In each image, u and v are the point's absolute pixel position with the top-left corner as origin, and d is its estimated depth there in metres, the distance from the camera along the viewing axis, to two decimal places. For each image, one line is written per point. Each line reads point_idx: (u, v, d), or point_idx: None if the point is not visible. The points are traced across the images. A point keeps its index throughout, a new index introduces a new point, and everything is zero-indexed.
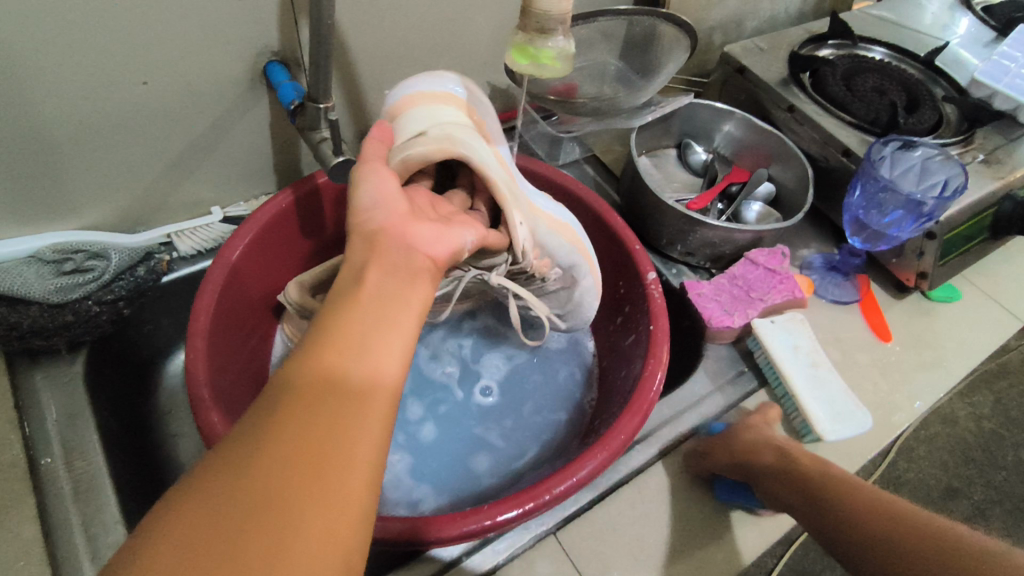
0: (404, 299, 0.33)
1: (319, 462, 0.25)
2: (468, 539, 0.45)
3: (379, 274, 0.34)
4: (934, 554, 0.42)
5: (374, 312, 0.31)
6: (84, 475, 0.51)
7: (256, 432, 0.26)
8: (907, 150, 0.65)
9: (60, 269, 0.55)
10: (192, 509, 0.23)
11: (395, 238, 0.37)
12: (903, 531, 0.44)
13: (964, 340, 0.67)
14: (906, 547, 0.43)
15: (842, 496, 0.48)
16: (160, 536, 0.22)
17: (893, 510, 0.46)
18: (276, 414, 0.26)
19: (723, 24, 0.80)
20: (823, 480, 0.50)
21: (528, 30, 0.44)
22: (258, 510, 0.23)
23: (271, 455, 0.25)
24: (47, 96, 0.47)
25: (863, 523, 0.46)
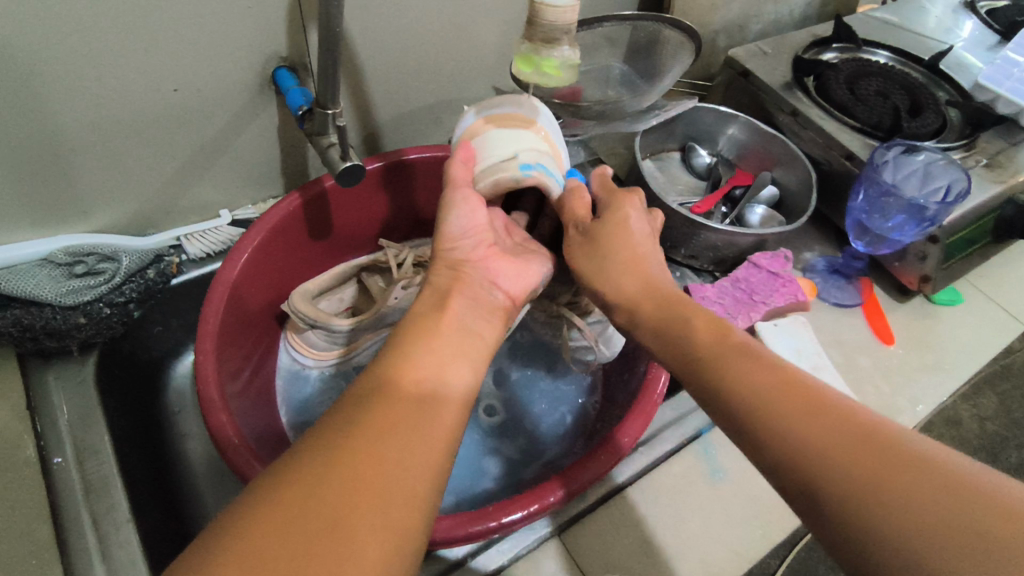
0: (476, 332, 0.39)
1: (390, 460, 0.29)
2: (475, 540, 0.46)
3: (454, 308, 0.39)
4: (887, 480, 0.29)
5: (448, 341, 0.37)
6: (96, 475, 0.52)
7: (335, 441, 0.29)
8: (910, 154, 0.66)
9: (72, 272, 0.55)
10: (274, 507, 0.26)
11: (479, 272, 0.44)
12: (841, 437, 0.31)
13: (965, 343, 0.68)
14: (851, 463, 0.30)
15: (757, 374, 0.36)
16: (242, 530, 0.26)
17: (828, 403, 0.33)
18: (353, 427, 0.30)
19: (727, 27, 0.80)
20: (733, 358, 0.37)
21: (534, 40, 0.45)
22: (328, 519, 0.26)
23: (352, 452, 0.29)
24: (59, 100, 0.48)
25: (785, 421, 0.33)
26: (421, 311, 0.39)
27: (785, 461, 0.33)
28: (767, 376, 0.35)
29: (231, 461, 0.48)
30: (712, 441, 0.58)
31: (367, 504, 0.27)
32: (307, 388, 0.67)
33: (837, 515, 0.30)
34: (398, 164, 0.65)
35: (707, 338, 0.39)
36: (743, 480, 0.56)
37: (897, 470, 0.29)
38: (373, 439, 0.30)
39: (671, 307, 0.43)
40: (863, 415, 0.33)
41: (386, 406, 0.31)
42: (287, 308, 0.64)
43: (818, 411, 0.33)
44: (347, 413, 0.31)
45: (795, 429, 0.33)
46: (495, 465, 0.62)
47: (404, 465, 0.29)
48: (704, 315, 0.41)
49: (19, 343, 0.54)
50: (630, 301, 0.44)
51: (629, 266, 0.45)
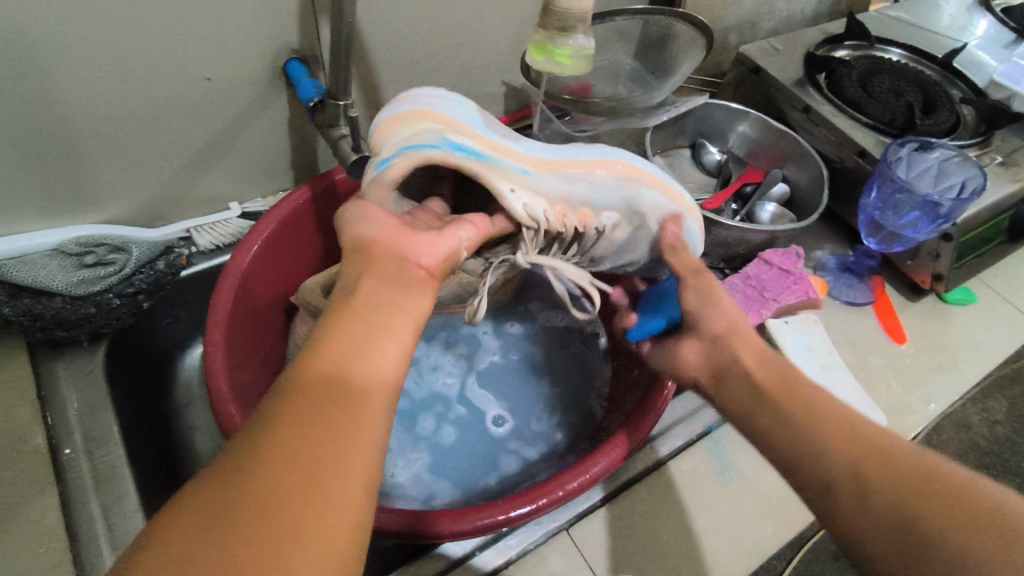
0: (402, 304, 0.32)
1: (317, 463, 0.25)
2: (483, 533, 0.46)
3: (395, 284, 0.34)
4: (947, 523, 0.29)
5: (377, 320, 0.31)
6: (105, 465, 0.52)
7: (259, 442, 0.25)
8: (925, 151, 0.65)
9: (83, 262, 0.56)
10: (190, 523, 0.23)
11: (384, 250, 0.36)
12: (900, 469, 0.32)
13: (979, 342, 0.67)
14: (907, 510, 0.30)
15: (814, 429, 0.36)
16: (151, 552, 0.22)
17: (882, 448, 0.33)
18: (283, 420, 0.26)
19: (739, 23, 0.80)
20: (790, 400, 0.38)
21: (549, 28, 0.44)
22: (255, 534, 0.23)
23: (264, 465, 0.24)
24: (74, 91, 0.48)
25: (843, 472, 0.33)
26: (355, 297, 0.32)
27: (843, 512, 0.32)
28: (825, 420, 0.36)
29: None
30: (721, 438, 0.58)
31: (299, 513, 0.24)
32: None
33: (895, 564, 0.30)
34: None
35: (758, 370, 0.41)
36: (753, 478, 0.56)
37: (960, 514, 0.29)
38: (303, 440, 0.25)
39: (731, 341, 0.43)
40: (927, 460, 0.32)
41: (314, 393, 0.27)
42: (296, 300, 0.63)
43: (877, 459, 0.33)
44: (271, 405, 0.27)
45: (844, 476, 0.33)
46: (504, 462, 0.61)
47: (339, 466, 0.25)
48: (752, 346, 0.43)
49: (28, 332, 0.54)
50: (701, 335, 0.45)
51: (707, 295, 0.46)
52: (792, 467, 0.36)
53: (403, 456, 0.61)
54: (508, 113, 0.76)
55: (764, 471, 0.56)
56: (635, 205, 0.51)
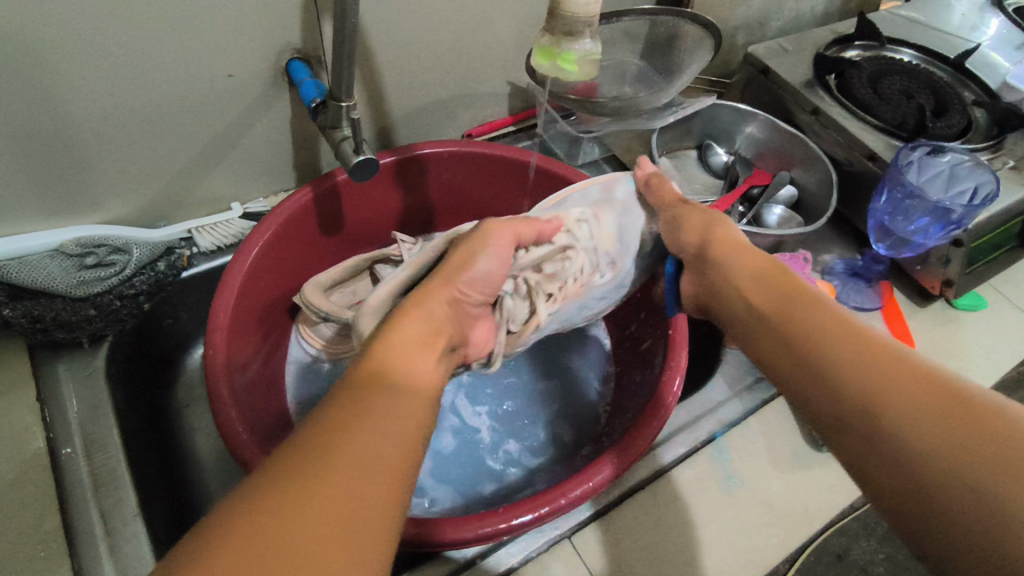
0: (431, 345, 0.38)
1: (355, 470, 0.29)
2: (483, 542, 0.46)
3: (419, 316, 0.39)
4: (964, 443, 0.30)
5: (420, 353, 0.37)
6: (106, 468, 0.51)
7: (322, 444, 0.29)
8: (936, 155, 0.64)
9: (83, 263, 0.55)
10: (264, 516, 0.26)
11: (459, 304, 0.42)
12: (918, 400, 0.32)
13: (989, 348, 0.66)
14: (926, 427, 0.31)
15: (831, 348, 0.36)
16: (224, 540, 0.26)
17: (900, 368, 0.34)
18: (340, 423, 0.31)
19: (747, 23, 0.79)
20: (804, 321, 0.38)
21: (555, 33, 0.43)
22: (318, 524, 0.27)
23: (316, 470, 0.28)
24: (75, 90, 0.48)
25: (858, 389, 0.34)
26: (411, 336, 0.37)
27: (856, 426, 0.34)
28: (835, 339, 0.36)
29: (240, 456, 0.47)
30: (726, 445, 0.57)
31: (349, 515, 0.28)
32: (317, 385, 0.66)
33: (906, 475, 0.31)
34: (412, 159, 0.65)
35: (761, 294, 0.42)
36: (759, 485, 0.55)
37: (975, 436, 0.30)
38: (358, 448, 0.30)
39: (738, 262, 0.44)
40: (935, 376, 0.33)
41: (364, 405, 0.32)
42: (297, 301, 0.63)
43: (895, 377, 0.33)
44: (329, 416, 0.31)
45: (861, 392, 0.34)
46: (505, 468, 0.61)
47: (380, 473, 0.30)
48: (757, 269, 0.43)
49: (28, 334, 0.53)
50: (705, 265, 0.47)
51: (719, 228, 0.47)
52: (805, 386, 0.37)
53: None
54: (512, 114, 0.75)
55: (771, 478, 0.55)
56: (604, 193, 0.57)
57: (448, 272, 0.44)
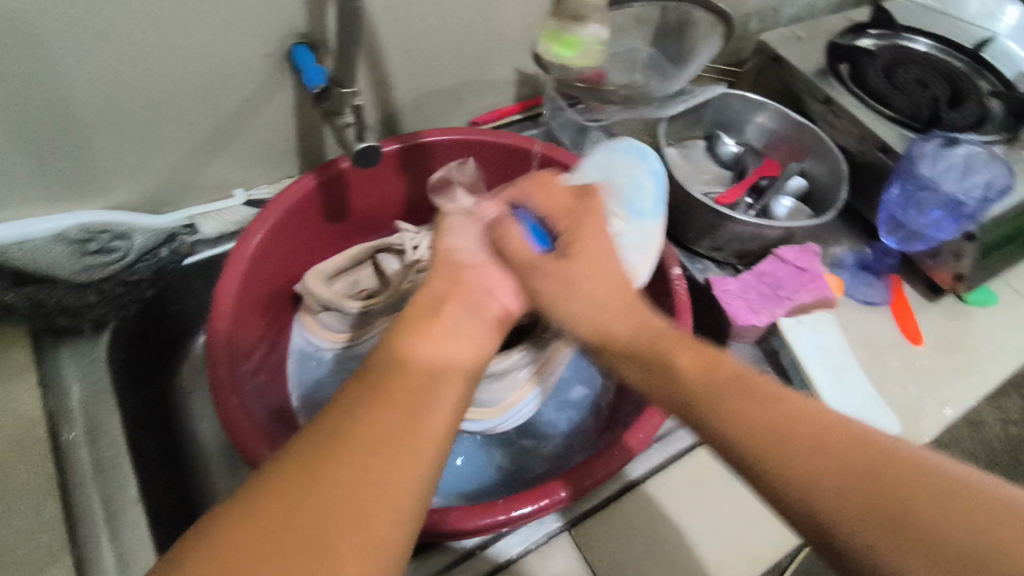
0: (437, 312, 0.38)
1: (363, 471, 0.28)
2: (483, 533, 0.46)
3: (454, 308, 0.39)
4: (948, 543, 0.28)
5: (438, 328, 0.37)
6: (107, 453, 0.50)
7: (325, 451, 0.29)
8: (952, 146, 0.62)
9: (86, 249, 0.54)
10: (275, 494, 0.27)
11: (478, 278, 0.42)
12: (896, 486, 0.29)
13: (1000, 345, 0.65)
14: (911, 524, 0.28)
15: (787, 443, 0.32)
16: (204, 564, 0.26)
17: (870, 473, 0.30)
18: (361, 407, 0.31)
19: (759, 11, 0.78)
20: (727, 393, 0.35)
21: (563, 17, 0.43)
22: (322, 510, 0.27)
23: (323, 475, 0.28)
24: (79, 75, 0.47)
25: (837, 498, 0.30)
26: (415, 311, 0.38)
27: (833, 531, 0.30)
28: (783, 429, 0.33)
29: (239, 443, 0.47)
30: None
31: (360, 504, 0.28)
32: (318, 371, 0.64)
33: (867, 562, 0.29)
34: (416, 147, 0.64)
35: (695, 371, 0.36)
36: None
37: (971, 521, 0.28)
38: (372, 432, 0.30)
39: (679, 348, 0.38)
40: (914, 462, 0.30)
41: (383, 395, 0.31)
42: (301, 289, 0.62)
43: (859, 470, 0.30)
44: (347, 403, 0.31)
45: (845, 494, 0.30)
46: (502, 457, 0.61)
47: (393, 466, 0.29)
48: (688, 340, 0.38)
49: (32, 320, 0.54)
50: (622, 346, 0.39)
51: (609, 302, 0.41)
52: (764, 467, 0.32)
53: None
54: (518, 101, 0.74)
55: None
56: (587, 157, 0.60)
57: (441, 252, 0.44)
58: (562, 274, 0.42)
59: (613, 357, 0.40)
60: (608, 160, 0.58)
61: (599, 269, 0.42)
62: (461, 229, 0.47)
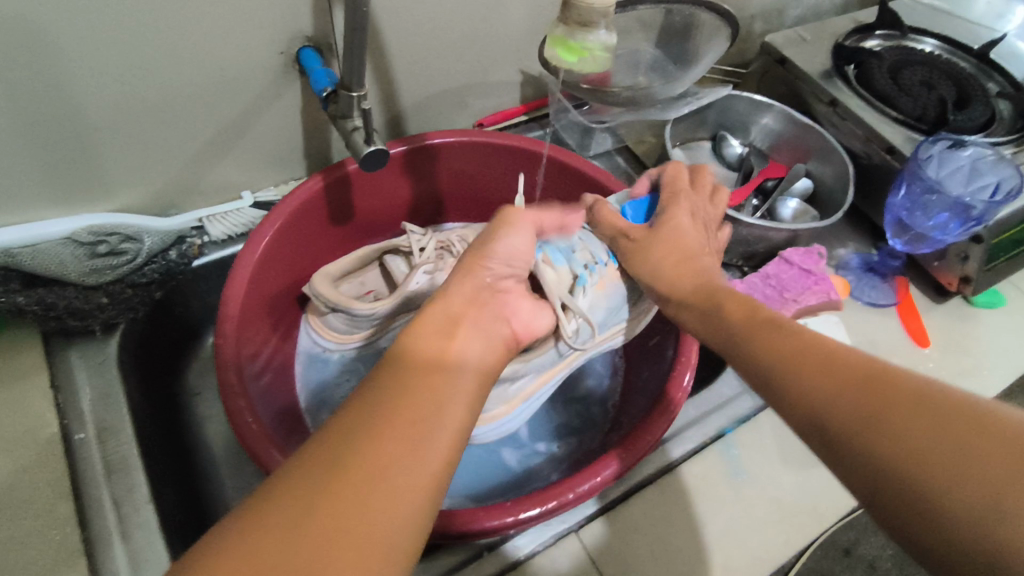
0: (454, 331, 0.37)
1: (379, 468, 0.29)
2: (490, 534, 0.46)
3: (467, 323, 0.38)
4: (959, 463, 0.27)
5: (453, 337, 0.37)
6: (118, 454, 0.51)
7: (345, 446, 0.29)
8: (957, 149, 0.62)
9: (95, 252, 0.55)
10: (302, 490, 0.28)
11: (495, 300, 0.42)
12: (902, 398, 0.30)
13: (1007, 346, 0.65)
14: (914, 432, 0.28)
15: (817, 359, 0.33)
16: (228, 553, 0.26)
17: (871, 378, 0.31)
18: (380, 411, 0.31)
19: (765, 12, 0.78)
20: (759, 331, 0.37)
21: (570, 23, 0.43)
22: (328, 531, 0.27)
23: (341, 471, 0.28)
24: (90, 79, 0.48)
25: (841, 397, 0.31)
26: (436, 319, 0.38)
27: (843, 445, 0.31)
28: (794, 354, 0.34)
29: (248, 446, 0.48)
30: (736, 441, 0.57)
31: (367, 523, 0.27)
32: (326, 371, 0.65)
33: (869, 472, 0.29)
34: (422, 149, 0.64)
35: (738, 312, 0.39)
36: (768, 482, 0.54)
37: (975, 434, 0.27)
38: (368, 464, 0.29)
39: (728, 301, 0.41)
40: (923, 384, 0.30)
41: (399, 399, 0.31)
42: (306, 291, 0.62)
43: (869, 390, 0.31)
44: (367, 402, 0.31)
45: (853, 406, 0.31)
46: (507, 457, 0.61)
47: (392, 490, 0.28)
48: (737, 298, 0.40)
49: (42, 322, 0.54)
50: (690, 304, 0.43)
51: (678, 266, 0.46)
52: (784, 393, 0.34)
53: None
54: (524, 103, 0.75)
55: (780, 474, 0.55)
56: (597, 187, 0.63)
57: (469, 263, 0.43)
58: (661, 240, 0.48)
59: (678, 308, 0.44)
60: (619, 184, 0.62)
61: (671, 241, 0.48)
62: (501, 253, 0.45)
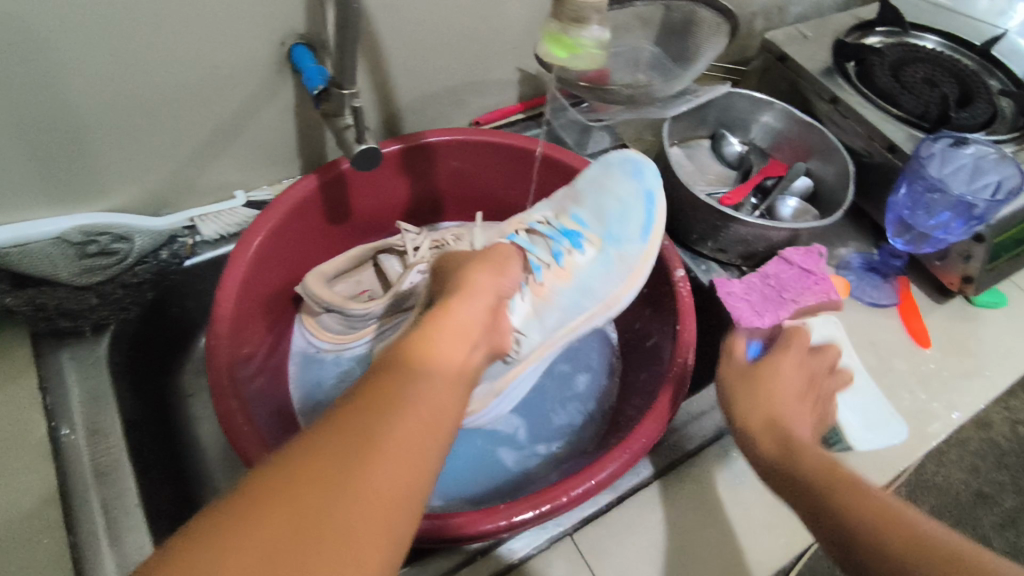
0: (461, 338, 0.39)
1: (394, 451, 0.29)
2: (485, 538, 0.46)
3: (467, 337, 0.39)
4: None
5: (455, 342, 0.38)
6: (107, 457, 0.50)
7: (359, 429, 0.29)
8: (959, 147, 0.61)
9: (85, 252, 0.55)
10: (292, 484, 0.27)
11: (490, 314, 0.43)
12: (892, 513, 0.32)
13: (1009, 347, 0.64)
14: (895, 542, 0.31)
15: (850, 497, 0.34)
16: (234, 525, 0.25)
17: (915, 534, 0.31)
18: (371, 413, 0.30)
19: (765, 9, 0.77)
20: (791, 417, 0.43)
21: (563, 19, 0.42)
22: (338, 511, 0.26)
23: (354, 457, 0.28)
24: (78, 79, 0.47)
25: (842, 490, 0.35)
26: (444, 325, 0.39)
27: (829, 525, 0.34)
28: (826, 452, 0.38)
29: (240, 449, 0.47)
30: None
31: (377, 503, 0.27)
32: (320, 372, 0.64)
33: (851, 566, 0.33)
34: (417, 147, 0.63)
35: (786, 389, 0.46)
36: None
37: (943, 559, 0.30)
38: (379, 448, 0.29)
39: (806, 451, 0.39)
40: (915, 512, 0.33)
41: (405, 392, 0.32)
42: (299, 290, 0.62)
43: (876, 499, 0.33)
44: (360, 405, 0.31)
45: (852, 500, 0.34)
46: (503, 455, 0.61)
47: (403, 479, 0.29)
48: (785, 378, 0.46)
49: (32, 323, 0.53)
50: (754, 435, 0.43)
51: (780, 401, 0.44)
52: (788, 465, 0.39)
53: None
54: (521, 101, 0.74)
55: None
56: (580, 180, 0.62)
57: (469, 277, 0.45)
58: (760, 380, 0.46)
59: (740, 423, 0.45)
60: (601, 177, 0.61)
61: (767, 399, 0.45)
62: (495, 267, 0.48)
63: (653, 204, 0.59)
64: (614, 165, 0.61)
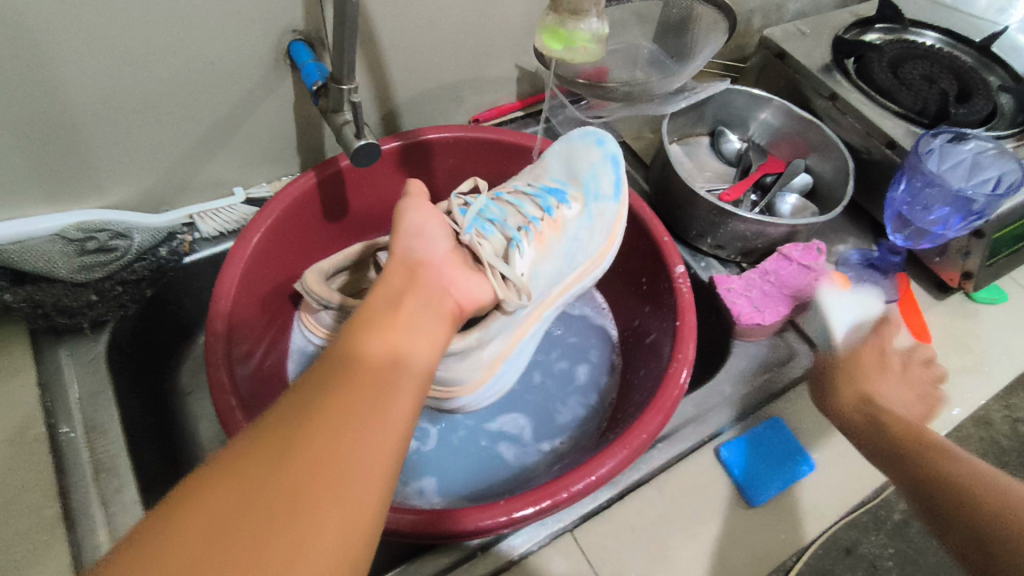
0: (398, 303, 0.39)
1: (350, 425, 0.30)
2: (484, 534, 0.45)
3: (417, 307, 0.40)
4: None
5: (398, 318, 0.38)
6: (106, 455, 0.51)
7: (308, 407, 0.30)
8: (959, 142, 0.61)
9: (84, 249, 0.54)
10: (227, 481, 0.27)
11: (434, 277, 0.44)
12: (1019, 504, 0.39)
13: (1009, 343, 0.64)
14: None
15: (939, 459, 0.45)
16: (192, 512, 0.25)
17: (980, 484, 0.42)
18: (308, 410, 0.30)
19: (763, 6, 0.77)
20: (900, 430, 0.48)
21: (560, 12, 0.42)
22: (299, 480, 0.27)
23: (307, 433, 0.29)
24: (75, 76, 0.47)
25: (972, 489, 0.41)
26: (384, 294, 0.40)
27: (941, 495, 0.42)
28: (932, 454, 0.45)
29: None
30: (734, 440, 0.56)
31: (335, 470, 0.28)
32: None
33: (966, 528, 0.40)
34: (416, 144, 0.63)
35: (905, 428, 0.48)
36: None
37: None
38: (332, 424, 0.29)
39: (884, 415, 0.50)
40: None
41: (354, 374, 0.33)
42: (297, 288, 0.62)
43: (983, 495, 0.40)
44: (299, 400, 0.31)
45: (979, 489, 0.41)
46: (502, 450, 0.61)
47: (362, 451, 0.29)
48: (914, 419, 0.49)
49: (31, 320, 0.54)
50: (850, 421, 0.51)
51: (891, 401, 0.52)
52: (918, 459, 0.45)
53: (412, 464, 0.59)
54: (520, 99, 0.74)
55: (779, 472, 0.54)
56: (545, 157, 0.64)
57: (401, 251, 0.46)
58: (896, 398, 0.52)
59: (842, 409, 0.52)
60: (568, 151, 0.63)
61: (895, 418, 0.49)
62: (414, 232, 0.48)
63: (618, 166, 0.62)
64: (575, 139, 0.63)
